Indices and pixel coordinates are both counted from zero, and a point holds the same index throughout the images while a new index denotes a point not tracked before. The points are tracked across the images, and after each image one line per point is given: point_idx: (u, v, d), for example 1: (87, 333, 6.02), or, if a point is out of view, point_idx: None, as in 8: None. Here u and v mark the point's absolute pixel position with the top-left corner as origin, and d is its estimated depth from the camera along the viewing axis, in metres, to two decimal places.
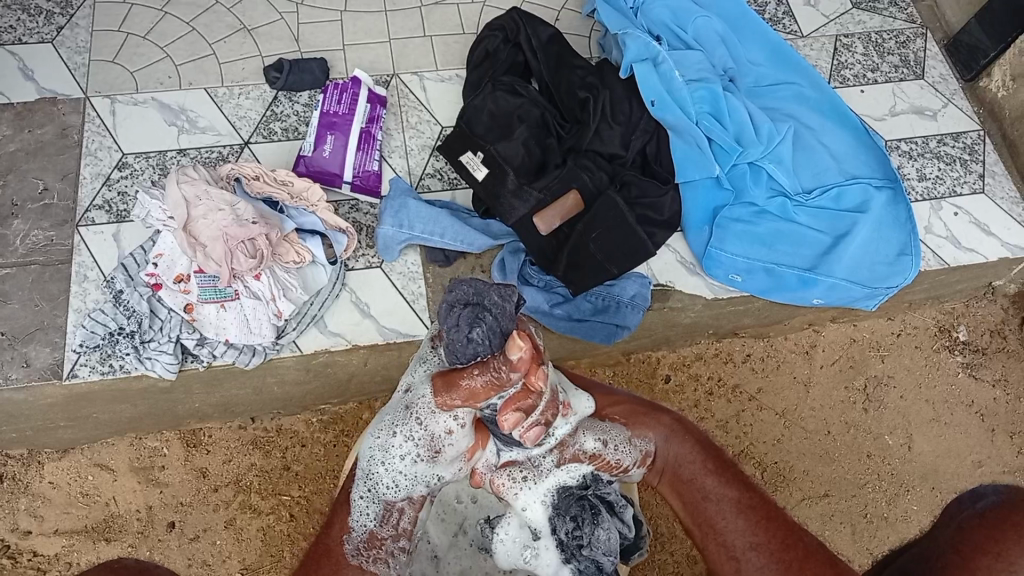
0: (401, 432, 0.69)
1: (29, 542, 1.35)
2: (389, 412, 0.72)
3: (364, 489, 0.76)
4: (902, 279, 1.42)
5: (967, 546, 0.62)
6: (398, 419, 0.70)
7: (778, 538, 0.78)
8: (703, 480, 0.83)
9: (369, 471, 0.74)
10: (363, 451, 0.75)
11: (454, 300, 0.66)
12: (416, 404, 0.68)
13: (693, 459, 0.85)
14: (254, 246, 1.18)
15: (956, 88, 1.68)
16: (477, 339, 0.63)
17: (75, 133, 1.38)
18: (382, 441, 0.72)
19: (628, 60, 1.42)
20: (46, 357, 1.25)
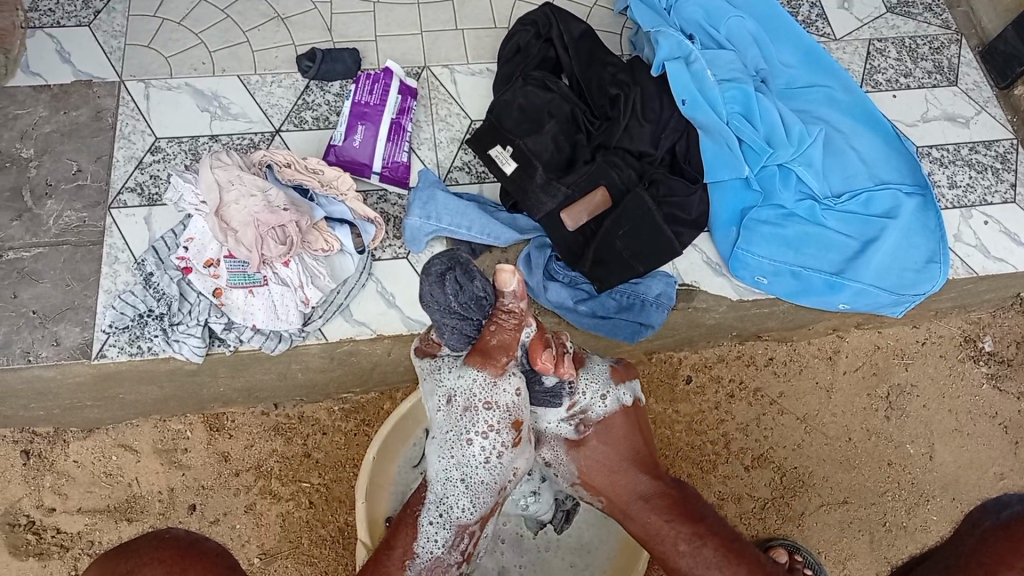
0: (478, 432, 0.89)
1: (53, 519, 1.37)
2: (450, 424, 0.91)
3: (438, 510, 0.94)
4: (930, 286, 1.41)
5: (989, 558, 0.60)
6: (467, 425, 0.89)
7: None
8: (676, 559, 0.93)
9: (446, 489, 0.93)
10: (438, 475, 0.93)
11: (433, 277, 0.75)
12: (476, 393, 0.86)
13: (665, 535, 0.95)
14: (284, 232, 1.19)
15: (990, 96, 1.66)
16: (468, 285, 0.77)
17: (109, 116, 1.40)
18: (458, 452, 0.91)
19: (660, 58, 1.42)
20: (76, 336, 1.27)
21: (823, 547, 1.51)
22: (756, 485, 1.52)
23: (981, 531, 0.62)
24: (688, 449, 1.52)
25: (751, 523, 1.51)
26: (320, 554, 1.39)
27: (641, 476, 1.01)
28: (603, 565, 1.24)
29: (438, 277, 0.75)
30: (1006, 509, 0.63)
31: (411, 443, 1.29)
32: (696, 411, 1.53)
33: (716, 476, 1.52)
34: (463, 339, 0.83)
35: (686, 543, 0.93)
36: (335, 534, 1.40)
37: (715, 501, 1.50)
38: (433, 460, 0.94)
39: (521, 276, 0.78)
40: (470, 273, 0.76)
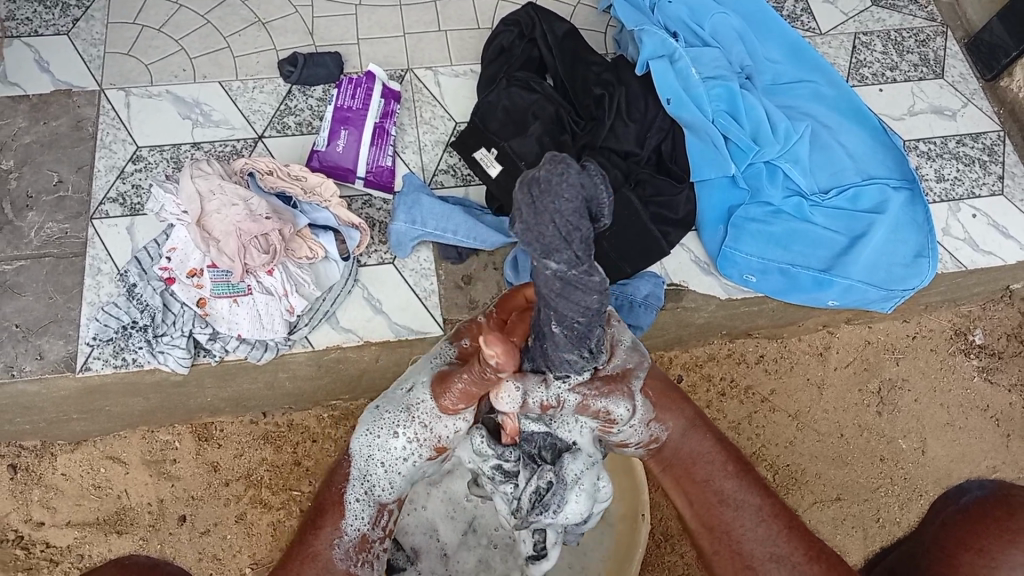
0: (409, 433, 0.88)
1: (42, 533, 1.36)
2: (392, 410, 0.89)
3: (363, 486, 0.90)
4: (918, 281, 1.40)
5: (950, 542, 0.62)
6: (403, 423, 0.88)
7: (800, 550, 0.81)
8: (721, 482, 0.87)
9: (369, 466, 0.90)
10: (362, 450, 0.90)
11: (582, 174, 0.55)
12: (418, 409, 0.87)
13: (713, 457, 0.90)
14: (267, 241, 1.18)
15: (977, 87, 1.66)
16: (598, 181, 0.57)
17: (90, 125, 1.39)
18: (382, 437, 0.89)
19: (643, 57, 1.42)
20: (60, 350, 1.26)
21: None
22: None
23: (942, 517, 0.64)
24: None
25: None
26: None
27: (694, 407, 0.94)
28: (599, 566, 1.23)
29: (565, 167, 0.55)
30: (966, 494, 0.64)
31: None
32: None
33: None
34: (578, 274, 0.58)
35: (734, 469, 0.88)
36: None
37: None
38: (361, 436, 0.91)
39: (506, 355, 0.67)
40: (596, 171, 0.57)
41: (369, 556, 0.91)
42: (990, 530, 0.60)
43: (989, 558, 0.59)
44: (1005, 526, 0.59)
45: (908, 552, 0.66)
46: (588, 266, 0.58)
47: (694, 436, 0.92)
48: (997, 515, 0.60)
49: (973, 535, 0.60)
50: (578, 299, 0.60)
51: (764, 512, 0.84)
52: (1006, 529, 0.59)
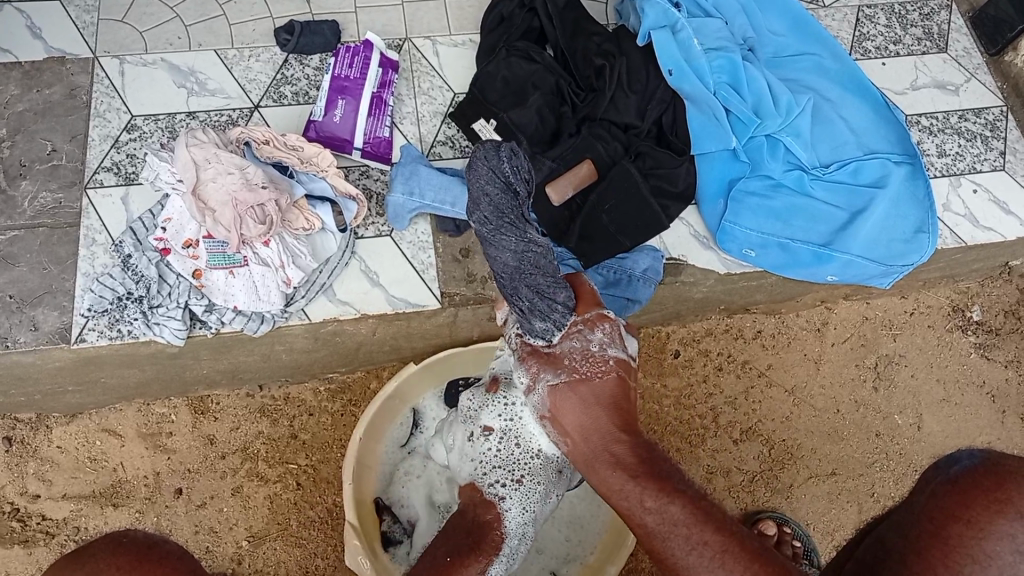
0: (557, 491, 1.14)
1: (38, 505, 1.36)
2: (544, 481, 1.10)
3: (508, 558, 1.10)
4: (917, 257, 1.40)
5: (941, 511, 0.55)
6: (556, 484, 1.13)
7: (740, 568, 0.68)
8: (642, 517, 0.74)
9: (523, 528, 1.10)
10: (518, 530, 1.10)
11: (497, 147, 0.89)
12: (568, 470, 1.14)
13: (628, 489, 0.76)
14: (263, 211, 1.17)
15: (980, 62, 1.65)
16: (514, 160, 0.89)
17: (83, 94, 1.37)
18: (541, 507, 1.11)
19: (646, 27, 1.39)
20: (54, 321, 1.24)
21: (811, 519, 1.52)
22: (745, 457, 1.52)
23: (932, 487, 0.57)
24: (676, 423, 1.51)
25: (739, 495, 1.51)
26: (309, 535, 1.40)
27: (610, 434, 0.83)
28: (595, 540, 1.28)
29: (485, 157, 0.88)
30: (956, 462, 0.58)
31: (398, 423, 1.36)
32: (685, 384, 1.53)
33: (704, 450, 1.51)
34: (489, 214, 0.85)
35: (652, 498, 0.74)
36: (323, 516, 1.41)
37: (703, 473, 1.50)
38: (512, 509, 1.09)
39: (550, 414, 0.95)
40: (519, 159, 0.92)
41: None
42: (979, 499, 0.53)
43: (976, 530, 0.53)
44: (993, 495, 0.53)
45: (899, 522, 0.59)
46: (496, 227, 0.85)
47: (604, 466, 0.80)
48: (987, 485, 0.54)
49: (961, 504, 0.54)
50: (495, 251, 0.87)
51: (694, 539, 0.71)
52: (995, 499, 0.53)
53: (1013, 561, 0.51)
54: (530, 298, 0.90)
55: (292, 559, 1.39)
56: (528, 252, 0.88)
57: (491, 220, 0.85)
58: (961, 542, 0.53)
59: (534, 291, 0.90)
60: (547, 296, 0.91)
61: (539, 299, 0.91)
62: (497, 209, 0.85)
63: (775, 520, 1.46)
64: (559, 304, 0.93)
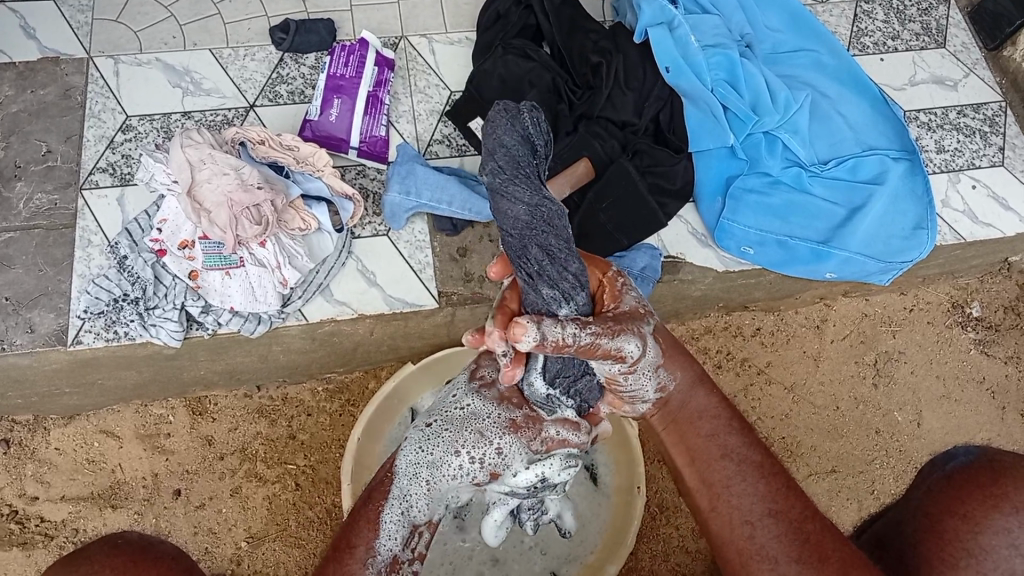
0: (470, 453, 0.83)
1: (36, 507, 1.36)
2: (450, 427, 0.85)
3: (401, 507, 0.82)
4: (917, 253, 1.39)
5: (935, 507, 0.60)
6: (466, 442, 0.83)
7: (797, 508, 0.71)
8: (724, 439, 0.77)
9: (413, 472, 0.84)
10: (404, 469, 0.84)
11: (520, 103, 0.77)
12: (487, 429, 0.83)
13: (714, 416, 0.81)
14: (259, 212, 1.16)
15: (979, 57, 1.64)
16: (535, 113, 0.77)
17: (78, 94, 1.36)
18: (439, 456, 0.84)
19: (642, 24, 1.38)
20: (50, 323, 1.24)
21: None
22: None
23: (928, 485, 0.62)
24: None
25: None
26: (309, 535, 1.39)
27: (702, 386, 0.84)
28: (597, 539, 1.28)
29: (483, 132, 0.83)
30: (951, 458, 0.63)
31: (395, 422, 1.33)
32: None
33: None
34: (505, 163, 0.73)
35: (741, 434, 0.78)
36: (323, 516, 1.40)
37: None
38: (408, 452, 0.86)
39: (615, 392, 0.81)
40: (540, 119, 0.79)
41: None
42: (975, 494, 0.58)
43: (972, 523, 0.57)
44: (989, 491, 0.58)
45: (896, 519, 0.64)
46: (511, 176, 0.73)
47: (706, 406, 0.82)
48: (985, 481, 0.59)
49: (958, 501, 0.59)
50: (504, 206, 0.73)
51: (763, 468, 0.74)
52: (990, 494, 0.58)
53: (1009, 554, 0.55)
54: (540, 261, 0.76)
55: (292, 559, 1.38)
56: (541, 206, 0.74)
57: (506, 168, 0.72)
58: (957, 535, 0.58)
59: (545, 254, 0.76)
60: (559, 266, 0.77)
61: (547, 262, 0.77)
62: (515, 160, 0.73)
63: None
64: (578, 280, 0.79)
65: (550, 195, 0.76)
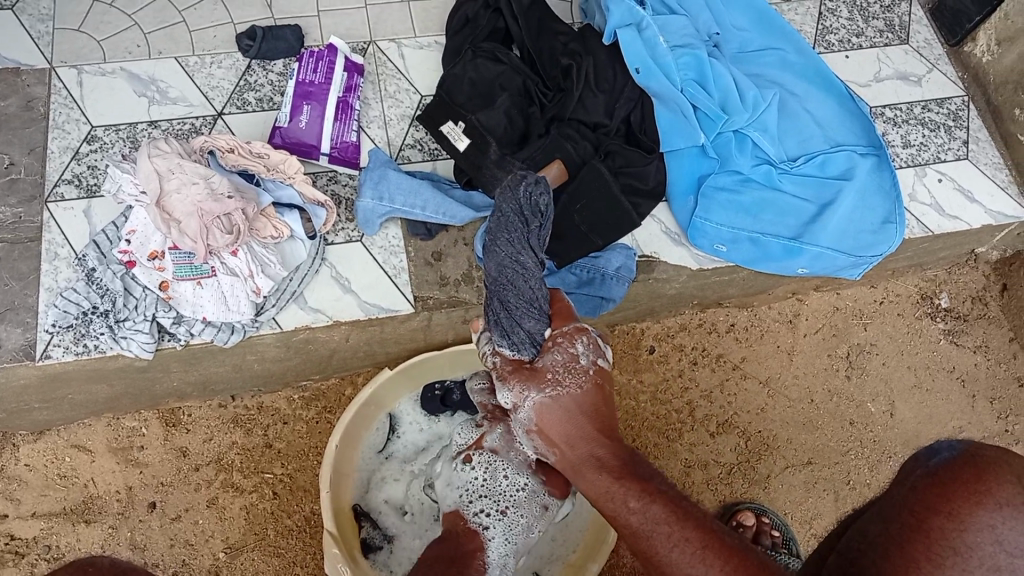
0: (536, 526, 1.18)
1: (6, 525, 1.33)
2: (526, 514, 1.16)
3: None
4: (886, 246, 1.42)
5: (919, 506, 0.62)
6: (535, 515, 1.17)
7: (718, 565, 0.69)
8: (627, 517, 0.75)
9: (503, 558, 1.16)
10: (499, 560, 1.16)
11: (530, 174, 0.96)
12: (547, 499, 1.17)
13: (613, 491, 0.78)
14: (230, 221, 1.15)
15: (941, 53, 1.67)
16: (536, 192, 0.94)
17: (40, 105, 1.33)
18: (522, 539, 1.17)
19: (611, 26, 1.37)
20: (17, 338, 1.21)
21: (790, 508, 1.53)
22: (722, 450, 1.53)
23: (912, 481, 0.64)
24: (653, 419, 1.51)
25: (718, 488, 1.51)
26: (288, 544, 1.38)
27: (593, 445, 0.85)
28: (579, 538, 1.29)
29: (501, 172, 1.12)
30: (935, 456, 0.65)
31: (374, 428, 1.36)
32: (661, 380, 1.53)
33: (682, 444, 1.52)
34: (497, 225, 0.93)
35: (637, 499, 0.75)
36: (302, 524, 1.40)
37: (681, 468, 1.51)
38: (496, 546, 1.16)
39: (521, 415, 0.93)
40: (550, 199, 0.96)
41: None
42: (960, 492, 0.61)
43: (957, 522, 0.60)
44: (973, 487, 0.61)
45: (879, 514, 0.64)
46: (491, 234, 0.94)
47: (593, 469, 0.82)
48: (966, 477, 0.62)
49: (943, 498, 0.61)
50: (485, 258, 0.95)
51: (676, 537, 0.72)
52: (974, 491, 0.61)
53: (992, 550, 0.58)
54: (496, 306, 0.96)
55: (271, 569, 1.37)
56: (506, 266, 0.93)
57: (490, 228, 0.94)
58: (942, 535, 0.60)
59: (502, 307, 0.95)
60: (515, 320, 0.94)
61: (503, 314, 0.95)
62: (503, 224, 0.93)
63: (753, 510, 1.48)
64: (533, 336, 0.95)
65: (519, 260, 0.93)
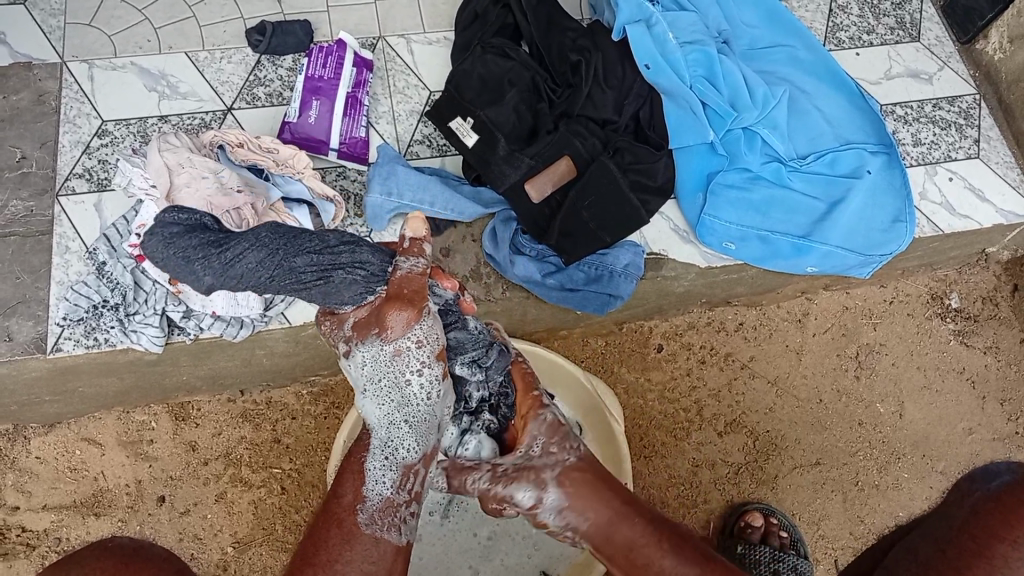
0: (414, 369, 0.84)
1: (17, 517, 1.34)
2: (376, 373, 0.83)
3: (384, 453, 0.86)
4: (897, 245, 1.40)
5: (980, 530, 0.66)
6: (400, 368, 0.83)
7: None
8: None
9: (392, 430, 0.86)
10: (379, 423, 0.87)
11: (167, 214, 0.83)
12: (405, 342, 0.82)
13: None
14: (240, 215, 1.14)
15: (953, 51, 1.66)
16: (190, 215, 0.83)
17: (52, 99, 1.34)
18: (395, 393, 0.85)
19: (620, 23, 1.37)
20: (29, 331, 1.22)
21: (797, 509, 1.53)
22: (730, 450, 1.52)
23: (973, 504, 0.68)
24: (661, 417, 1.51)
25: (725, 487, 1.52)
26: (295, 540, 1.39)
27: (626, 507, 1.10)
28: None
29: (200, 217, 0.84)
30: (995, 479, 0.70)
31: None
32: (668, 378, 1.53)
33: (689, 443, 1.52)
34: (196, 245, 0.79)
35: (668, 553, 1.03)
36: (309, 520, 1.40)
37: (689, 467, 1.51)
38: (373, 412, 0.87)
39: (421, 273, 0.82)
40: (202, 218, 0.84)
41: (399, 519, 0.84)
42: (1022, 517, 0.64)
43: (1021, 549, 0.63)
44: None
45: (929, 534, 0.70)
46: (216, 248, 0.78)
47: None
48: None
49: (1005, 525, 0.65)
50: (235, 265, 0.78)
51: None
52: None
53: None
54: (352, 290, 0.81)
55: (279, 564, 1.38)
56: (264, 247, 0.79)
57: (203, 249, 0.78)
58: (1006, 563, 0.63)
59: (310, 264, 0.80)
60: (352, 260, 0.81)
61: (362, 270, 0.81)
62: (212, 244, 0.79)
63: (761, 510, 1.48)
64: (377, 271, 0.82)
65: (279, 245, 0.80)
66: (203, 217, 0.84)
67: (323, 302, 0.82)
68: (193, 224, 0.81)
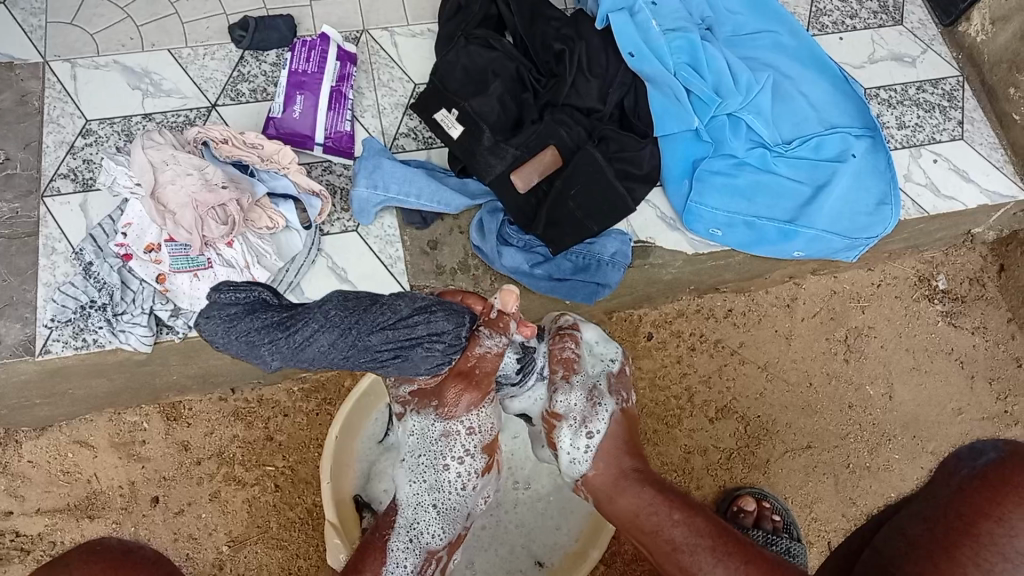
0: (455, 457, 1.05)
1: (11, 522, 1.34)
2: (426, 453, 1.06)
3: (410, 534, 1.07)
4: (882, 228, 1.41)
5: (970, 509, 0.62)
6: (445, 452, 1.04)
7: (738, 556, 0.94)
8: (669, 527, 1.00)
9: (420, 511, 1.07)
10: (409, 499, 1.08)
11: (224, 292, 0.84)
12: (455, 435, 1.03)
13: (656, 507, 1.02)
14: (224, 212, 1.16)
15: (935, 34, 1.67)
16: (232, 296, 0.84)
17: (35, 100, 1.34)
18: (437, 476, 1.06)
19: (603, 10, 1.39)
20: (17, 334, 1.22)
21: (790, 493, 1.54)
22: (722, 436, 1.53)
23: (959, 481, 0.65)
24: (653, 405, 1.52)
25: (718, 473, 1.52)
26: (290, 537, 1.39)
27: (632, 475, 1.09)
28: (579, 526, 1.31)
29: (226, 289, 0.84)
30: (981, 457, 0.66)
31: (373, 418, 1.32)
32: (659, 366, 1.53)
33: (681, 430, 1.52)
34: (261, 330, 0.82)
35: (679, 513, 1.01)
36: (304, 516, 1.40)
37: (681, 455, 1.51)
38: (405, 489, 1.09)
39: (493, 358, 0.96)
40: (249, 294, 0.85)
41: None
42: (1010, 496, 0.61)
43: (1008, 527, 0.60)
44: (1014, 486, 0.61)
45: (915, 512, 0.67)
46: (288, 336, 0.83)
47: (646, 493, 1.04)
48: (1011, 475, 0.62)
49: (993, 502, 0.61)
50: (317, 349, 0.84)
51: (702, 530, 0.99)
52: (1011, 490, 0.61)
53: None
54: (429, 361, 0.92)
55: (274, 562, 1.38)
56: (338, 337, 0.84)
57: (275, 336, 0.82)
58: (992, 539, 0.60)
59: (403, 337, 0.88)
60: (429, 332, 0.89)
61: (439, 343, 0.91)
62: (298, 344, 0.83)
63: (753, 494, 1.49)
64: (454, 341, 0.93)
65: (354, 324, 0.85)
66: (257, 289, 0.86)
67: (399, 368, 0.92)
68: (251, 304, 0.84)
